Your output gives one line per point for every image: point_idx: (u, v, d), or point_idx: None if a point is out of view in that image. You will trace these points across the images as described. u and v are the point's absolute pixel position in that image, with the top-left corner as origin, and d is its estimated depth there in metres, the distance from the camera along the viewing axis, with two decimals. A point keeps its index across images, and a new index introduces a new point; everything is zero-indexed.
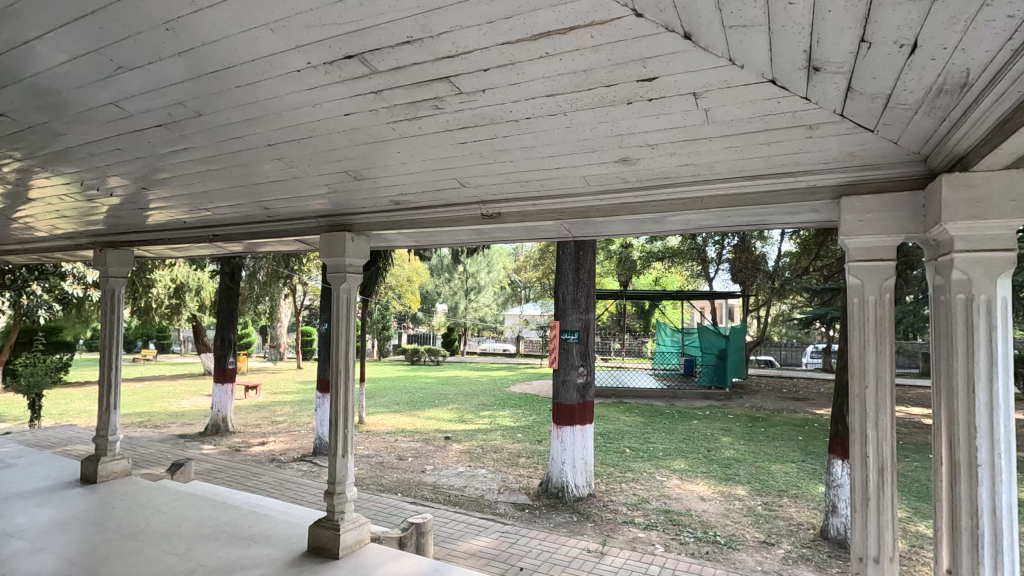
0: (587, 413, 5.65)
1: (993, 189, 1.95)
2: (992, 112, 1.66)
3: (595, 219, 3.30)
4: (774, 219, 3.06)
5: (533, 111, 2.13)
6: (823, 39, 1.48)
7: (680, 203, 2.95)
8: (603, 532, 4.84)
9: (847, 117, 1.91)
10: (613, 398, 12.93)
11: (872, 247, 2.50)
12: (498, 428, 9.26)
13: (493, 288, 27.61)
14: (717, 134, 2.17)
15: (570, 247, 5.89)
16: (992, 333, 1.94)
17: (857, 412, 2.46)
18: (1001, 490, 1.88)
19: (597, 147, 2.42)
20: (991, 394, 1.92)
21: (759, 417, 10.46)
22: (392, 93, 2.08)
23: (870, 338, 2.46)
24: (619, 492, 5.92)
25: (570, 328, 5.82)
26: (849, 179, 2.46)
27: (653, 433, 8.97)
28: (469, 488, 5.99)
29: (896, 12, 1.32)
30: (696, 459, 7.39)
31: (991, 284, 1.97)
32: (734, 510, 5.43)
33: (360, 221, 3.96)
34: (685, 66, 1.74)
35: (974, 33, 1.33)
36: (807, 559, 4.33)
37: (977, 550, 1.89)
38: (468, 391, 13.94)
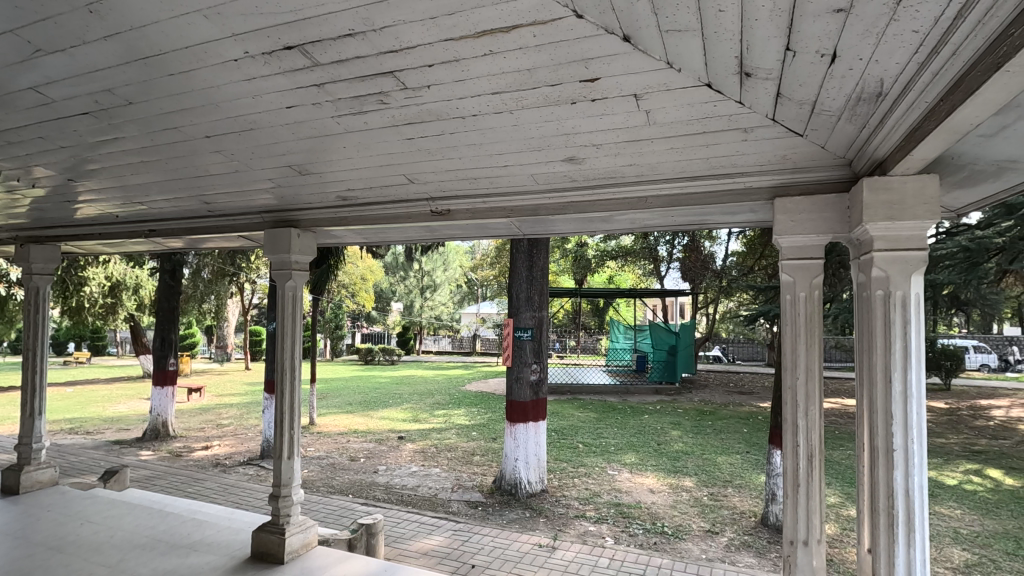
0: (540, 410, 5.71)
1: (907, 192, 2.09)
2: (903, 122, 1.78)
3: (543, 217, 3.34)
4: (715, 218, 3.17)
5: (479, 108, 2.14)
6: (751, 46, 1.55)
7: (625, 203, 3.02)
8: (555, 526, 4.90)
9: (778, 122, 2.01)
10: (567, 394, 13.09)
11: (803, 246, 2.63)
12: (453, 426, 9.22)
13: (450, 286, 27.45)
14: (659, 135, 2.23)
15: (524, 245, 5.92)
16: (906, 326, 2.07)
17: (789, 402, 2.60)
18: (912, 473, 2.02)
19: (543, 146, 2.45)
20: (906, 384, 2.05)
21: (707, 411, 10.82)
22: (335, 86, 2.04)
23: (801, 333, 2.60)
24: (571, 487, 6.01)
25: (523, 326, 5.85)
26: (782, 181, 2.58)
27: (606, 428, 9.13)
28: (422, 487, 5.95)
29: (816, 24, 1.39)
30: (647, 453, 7.58)
31: (906, 281, 2.11)
32: (681, 501, 5.60)
33: (306, 217, 3.85)
34: (625, 68, 1.78)
35: (885, 46, 1.42)
36: (748, 545, 4.52)
37: (892, 529, 2.03)
38: (422, 390, 13.81)
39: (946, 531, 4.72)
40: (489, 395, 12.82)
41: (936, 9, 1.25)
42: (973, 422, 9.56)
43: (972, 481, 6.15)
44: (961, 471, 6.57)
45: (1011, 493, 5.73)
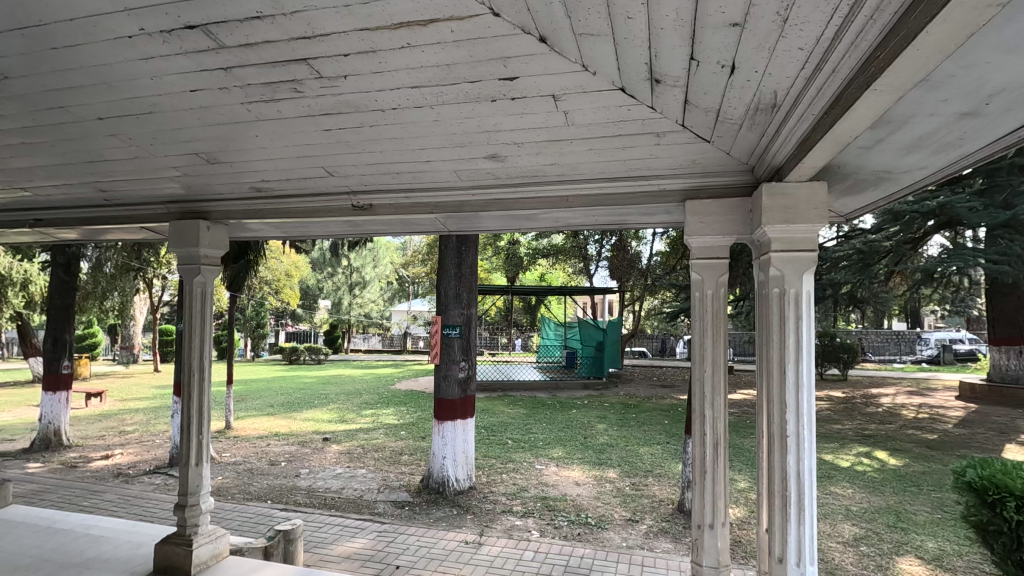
0: (468, 408, 5.70)
1: (800, 198, 2.27)
2: (796, 133, 1.93)
3: (469, 215, 3.32)
4: (634, 218, 3.28)
5: (399, 101, 2.10)
6: (659, 54, 1.62)
7: (548, 201, 3.06)
8: (482, 523, 4.91)
9: (687, 128, 2.12)
10: (498, 391, 13.18)
11: (711, 247, 2.79)
12: (380, 426, 9.04)
13: (380, 283, 26.85)
14: (578, 136, 2.28)
15: (452, 242, 5.87)
16: (797, 321, 2.25)
17: (697, 394, 2.76)
18: (803, 456, 2.20)
19: (466, 142, 2.44)
20: (798, 374, 2.22)
21: (632, 404, 11.22)
22: (245, 71, 1.94)
23: (709, 328, 2.77)
24: (499, 483, 6.05)
25: (452, 323, 5.80)
26: (693, 184, 2.71)
27: (535, 423, 9.27)
28: (347, 489, 5.78)
29: (716, 37, 1.47)
30: (573, 446, 7.77)
31: (799, 279, 2.29)
32: (605, 492, 5.79)
33: (217, 208, 3.63)
34: (543, 68, 1.81)
35: (776, 61, 1.53)
36: (666, 532, 4.74)
37: (786, 509, 2.20)
38: (350, 390, 13.42)
39: (839, 508, 5.16)
40: (419, 393, 12.66)
41: (817, 28, 1.35)
42: (865, 409, 10.52)
43: (862, 462, 6.78)
44: (854, 454, 7.22)
45: (894, 472, 6.37)
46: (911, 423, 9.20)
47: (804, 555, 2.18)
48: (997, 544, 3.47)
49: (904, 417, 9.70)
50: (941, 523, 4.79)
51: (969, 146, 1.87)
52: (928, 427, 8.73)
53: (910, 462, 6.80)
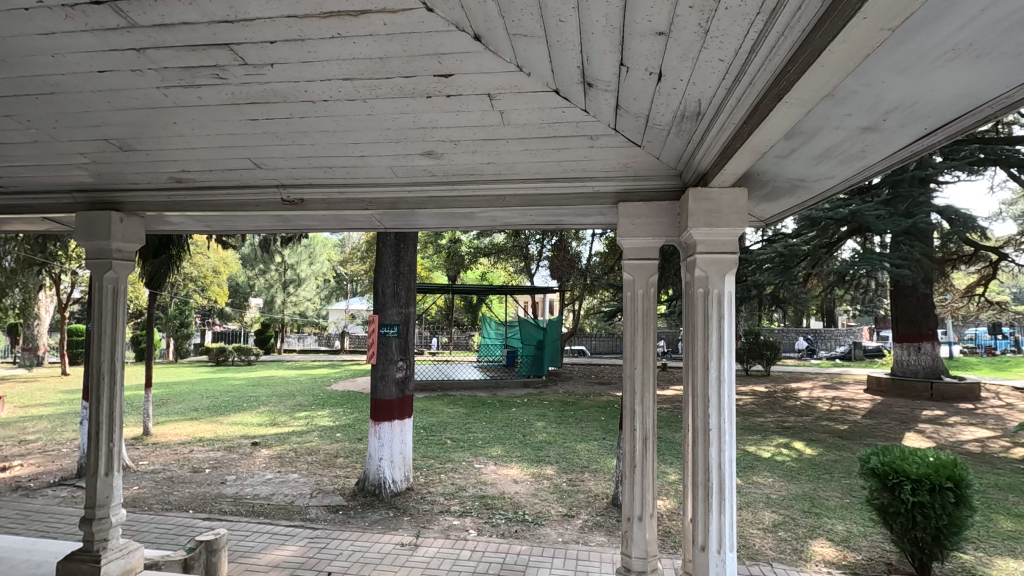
0: (405, 408, 5.59)
1: (723, 203, 2.39)
2: (718, 140, 2.03)
3: (405, 212, 3.27)
4: (569, 218, 3.33)
5: (330, 93, 2.03)
6: (590, 58, 1.66)
7: (484, 200, 3.06)
8: (419, 524, 4.85)
9: (619, 131, 2.18)
10: (438, 390, 13.05)
11: (641, 248, 2.88)
12: (314, 429, 8.73)
13: (316, 281, 25.95)
14: (513, 135, 2.30)
15: (391, 239, 5.74)
16: (720, 320, 2.36)
17: (628, 390, 2.86)
18: (724, 449, 2.31)
19: (401, 139, 2.40)
20: (720, 370, 2.33)
21: (570, 402, 11.42)
22: (160, 53, 1.81)
23: (639, 327, 2.87)
24: (437, 483, 6.00)
25: (389, 322, 5.67)
26: (625, 186, 2.79)
27: (474, 423, 9.25)
28: (277, 495, 5.55)
29: (643, 44, 1.52)
30: (512, 444, 7.82)
31: (721, 280, 2.40)
32: (542, 489, 5.86)
33: (132, 199, 3.38)
34: (478, 67, 1.81)
35: (699, 70, 1.60)
36: (600, 525, 4.86)
37: (708, 499, 2.31)
38: (282, 391, 12.89)
39: (761, 497, 5.47)
40: (356, 394, 12.33)
41: (736, 41, 1.42)
42: (785, 402, 11.21)
43: (781, 452, 7.22)
44: (774, 445, 7.66)
45: (809, 461, 6.83)
46: (825, 414, 9.89)
47: (724, 541, 2.29)
48: (896, 524, 3.77)
49: (819, 409, 10.41)
50: (849, 507, 5.17)
51: (870, 158, 2.03)
52: (840, 419, 9.41)
53: (823, 451, 7.30)
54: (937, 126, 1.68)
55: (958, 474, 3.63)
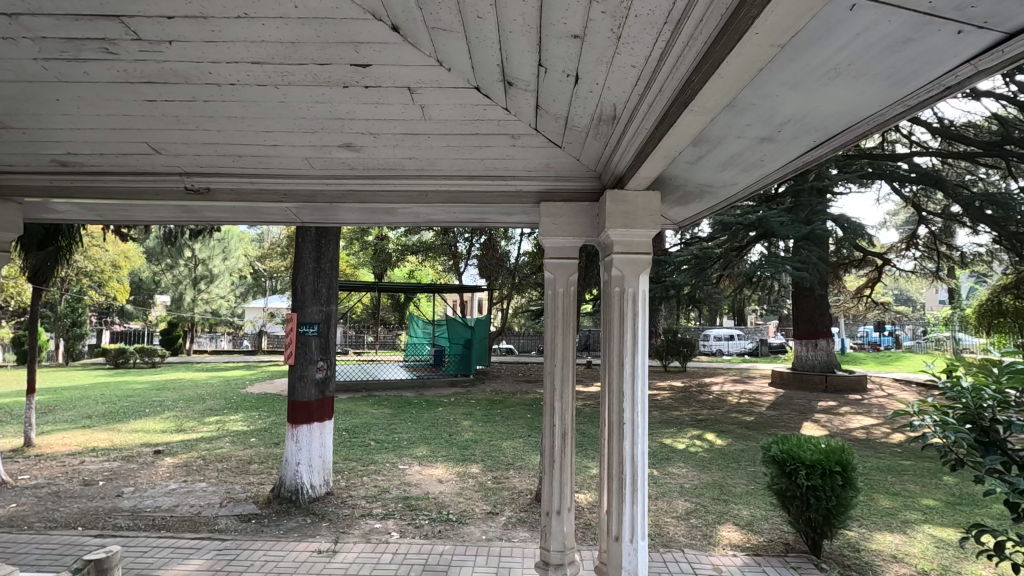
0: (326, 410, 5.37)
1: (638, 205, 2.48)
2: (633, 144, 2.10)
3: (324, 206, 3.14)
4: (493, 216, 3.34)
5: (237, 77, 1.91)
6: (509, 57, 1.67)
7: (405, 195, 3.01)
8: (338, 529, 4.69)
9: (540, 131, 2.21)
10: (362, 391, 12.69)
11: (562, 247, 2.94)
12: (227, 434, 8.21)
13: (231, 277, 24.41)
14: (435, 131, 2.27)
15: (311, 234, 5.43)
16: (634, 317, 2.46)
17: (549, 386, 2.92)
18: (637, 441, 2.41)
19: (317, 129, 2.30)
20: (634, 365, 2.44)
21: (497, 400, 11.47)
22: (37, 21, 1.63)
23: (559, 325, 2.94)
24: (359, 486, 5.83)
25: (309, 320, 5.39)
26: (548, 186, 2.84)
27: (399, 423, 9.08)
28: (181, 506, 5.17)
29: (560, 46, 1.54)
30: (438, 444, 7.74)
31: (636, 279, 2.49)
32: (467, 487, 5.84)
33: (7, 183, 3.02)
34: (397, 59, 1.77)
35: (612, 75, 1.65)
36: (523, 521, 4.91)
37: (622, 490, 2.40)
38: (190, 395, 12.01)
39: (675, 486, 5.75)
40: (273, 397, 11.72)
41: (646, 49, 1.48)
42: (699, 397, 11.83)
43: (695, 444, 7.64)
44: (688, 437, 8.08)
45: (719, 451, 7.27)
46: (734, 407, 10.56)
47: (636, 530, 2.39)
48: (793, 507, 4.08)
49: (729, 402, 11.11)
50: (754, 493, 5.56)
51: (768, 168, 2.18)
52: (748, 411, 10.08)
53: (732, 442, 7.76)
54: (825, 139, 1.82)
55: (846, 458, 4.00)
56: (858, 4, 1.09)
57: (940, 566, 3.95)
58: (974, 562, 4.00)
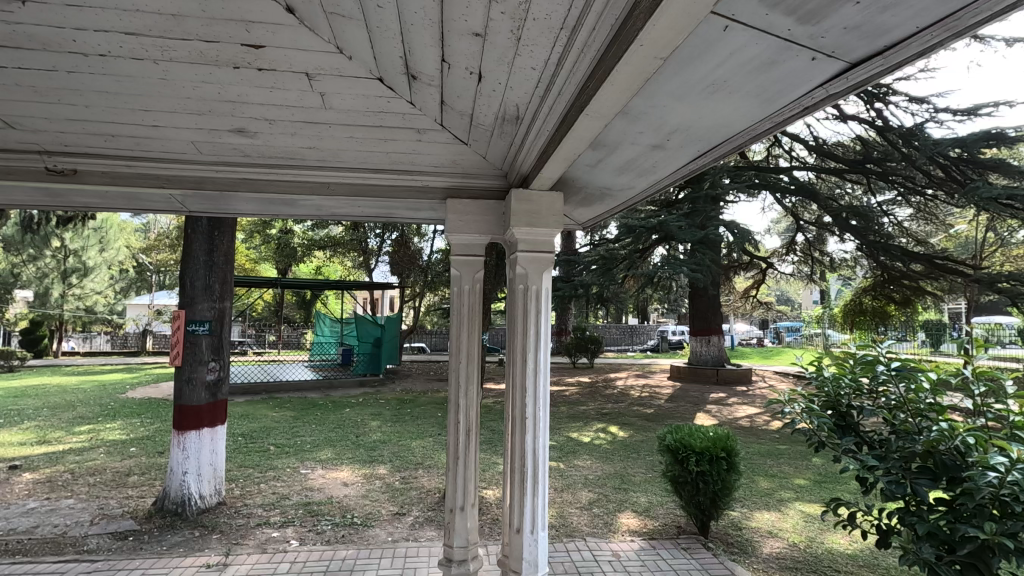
0: (218, 414, 5.01)
1: (542, 204, 2.55)
2: (536, 145, 2.15)
3: (215, 195, 2.93)
4: (399, 211, 3.28)
5: (109, 48, 1.73)
6: (411, 49, 1.65)
7: (306, 185, 2.88)
8: (230, 540, 4.39)
9: (445, 127, 2.20)
10: (263, 393, 11.94)
11: (469, 244, 2.96)
12: (101, 444, 7.40)
13: (110, 271, 21.96)
14: (337, 121, 2.19)
15: (202, 224, 5.01)
16: (537, 314, 2.52)
17: (453, 383, 2.92)
18: (538, 435, 2.47)
19: (206, 111, 2.14)
20: (536, 360, 2.50)
21: (407, 399, 11.28)
22: None
23: (464, 323, 2.96)
24: (256, 494, 5.49)
25: (199, 318, 4.98)
26: (455, 182, 2.84)
27: (303, 426, 8.67)
28: (42, 528, 4.58)
29: (462, 43, 1.54)
30: (344, 446, 7.48)
31: (539, 277, 2.56)
32: (374, 489, 5.70)
33: None
34: (293, 43, 1.68)
35: (515, 75, 1.68)
36: (431, 520, 4.88)
37: (524, 483, 2.45)
38: (56, 403, 10.66)
39: (580, 478, 5.97)
40: (158, 402, 10.71)
41: (545, 52, 1.52)
42: (604, 391, 12.36)
43: (600, 436, 7.96)
44: (594, 430, 8.41)
45: (620, 442, 7.64)
46: (637, 400, 11.12)
47: (537, 520, 2.45)
48: (684, 492, 4.37)
49: (632, 396, 11.69)
50: (651, 480, 5.90)
51: (660, 174, 2.32)
52: (648, 404, 10.65)
53: (634, 434, 8.17)
54: (707, 149, 1.97)
55: (730, 445, 4.37)
56: (730, 26, 1.19)
57: (807, 538, 4.41)
58: (835, 533, 4.50)
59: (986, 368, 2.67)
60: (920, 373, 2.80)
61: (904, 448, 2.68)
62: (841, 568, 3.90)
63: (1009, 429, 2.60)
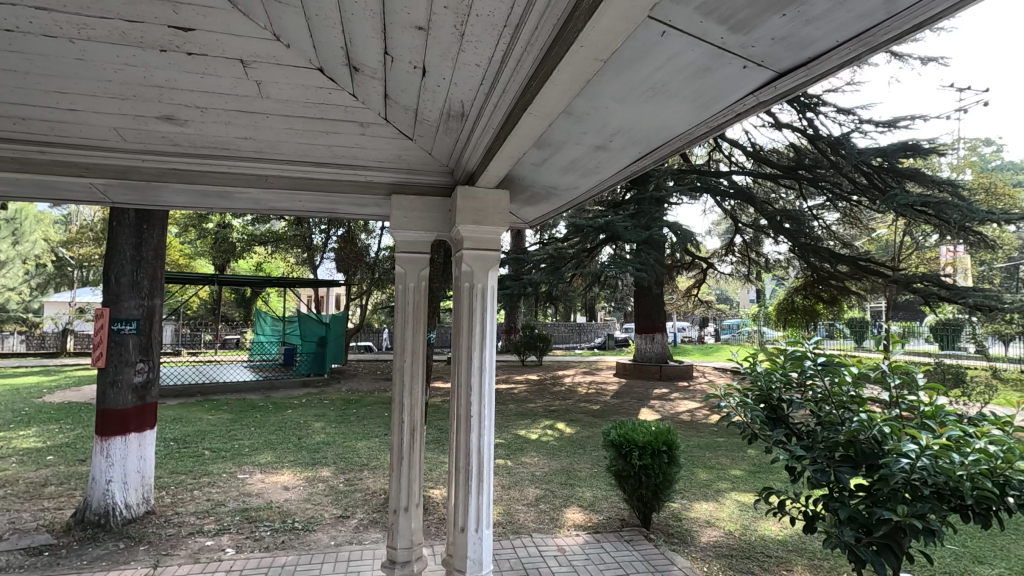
0: (146, 418, 4.72)
1: (488, 202, 2.54)
2: (482, 142, 2.14)
3: (141, 186, 2.76)
4: (342, 207, 3.20)
5: (17, 23, 1.59)
6: (352, 40, 1.60)
7: (242, 178, 2.75)
8: (160, 551, 4.15)
9: (389, 122, 2.16)
10: (198, 395, 11.37)
11: (414, 241, 2.92)
12: (12, 454, 6.82)
13: (25, 266, 20.28)
14: (275, 112, 2.11)
15: (129, 217, 4.69)
16: (483, 312, 2.52)
17: (397, 382, 2.88)
18: (483, 433, 2.46)
19: (130, 97, 2.01)
20: (481, 358, 2.49)
21: (353, 400, 11.02)
22: None
23: (409, 320, 2.92)
24: (188, 501, 5.22)
25: (125, 317, 4.66)
26: (399, 179, 2.79)
27: (241, 429, 8.31)
28: None
29: (405, 36, 1.52)
30: (285, 449, 7.23)
31: (485, 275, 2.55)
32: (316, 492, 5.54)
33: None
34: (226, 28, 1.60)
35: (459, 72, 1.67)
36: (376, 522, 4.79)
37: (469, 482, 2.44)
38: None
39: (527, 475, 6.02)
40: (80, 406, 9.99)
41: (489, 49, 1.51)
42: (552, 389, 12.51)
43: (547, 433, 8.05)
44: (541, 427, 8.50)
45: (567, 438, 7.76)
46: (584, 397, 11.32)
47: (481, 519, 2.45)
48: (627, 485, 4.48)
49: (579, 392, 11.89)
50: (596, 475, 6.03)
51: (603, 174, 2.36)
52: (594, 400, 10.86)
53: (580, 430, 8.31)
54: (647, 151, 2.02)
55: (670, 439, 4.52)
56: (667, 32, 1.22)
57: (742, 526, 4.62)
58: (767, 521, 4.74)
59: (901, 362, 2.90)
60: (843, 367, 2.97)
61: (828, 438, 2.84)
62: (773, 554, 4.10)
63: (920, 418, 2.83)
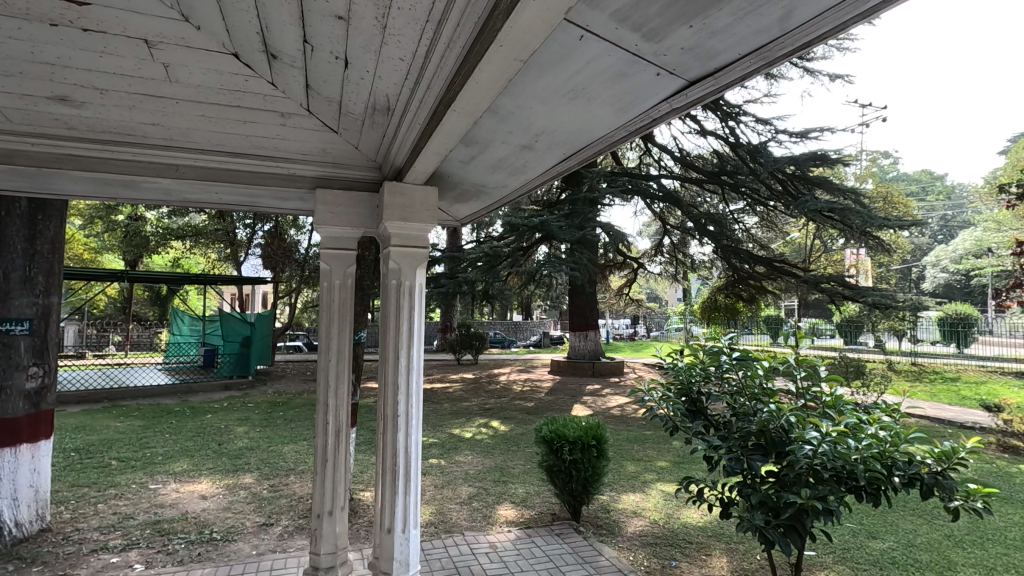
0: (40, 427, 4.29)
1: (416, 199, 2.51)
2: (409, 138, 2.11)
3: (31, 172, 2.51)
4: (262, 200, 3.06)
5: None
6: (269, 25, 1.54)
7: (150, 167, 2.57)
8: (55, 572, 3.79)
9: (312, 113, 2.09)
10: (105, 400, 10.50)
11: (339, 237, 2.84)
12: None
13: None
14: (185, 97, 1.98)
15: (21, 208, 4.28)
16: (410, 310, 2.49)
17: (322, 382, 2.80)
18: (410, 432, 2.43)
19: (15, 73, 1.82)
20: (409, 356, 2.46)
21: (279, 402, 10.54)
22: None
23: (335, 317, 2.85)
24: (91, 516, 4.81)
25: (15, 317, 4.23)
26: (324, 173, 2.71)
27: (153, 436, 7.75)
28: None
29: (325, 25, 1.47)
30: (203, 456, 6.82)
31: (412, 273, 2.52)
32: (238, 501, 5.26)
33: None
34: (127, 4, 1.49)
35: (382, 65, 1.63)
36: (301, 528, 4.62)
37: (395, 482, 2.40)
38: None
39: (462, 473, 6.00)
40: None
41: (411, 44, 1.49)
42: (487, 387, 12.53)
43: (481, 431, 8.07)
44: (476, 425, 8.50)
45: (501, 436, 7.80)
46: (519, 394, 11.41)
47: (408, 519, 2.42)
48: (558, 480, 4.56)
49: (514, 390, 11.99)
50: (529, 472, 6.10)
51: (531, 174, 2.39)
52: (529, 397, 10.98)
53: (514, 427, 8.38)
54: (571, 152, 2.07)
55: (599, 433, 4.64)
56: (584, 36, 1.26)
57: (665, 515, 4.83)
58: (689, 509, 4.97)
59: (806, 356, 3.13)
60: (755, 362, 3.18)
61: (742, 428, 3.01)
62: (693, 540, 4.31)
63: (822, 407, 3.07)
